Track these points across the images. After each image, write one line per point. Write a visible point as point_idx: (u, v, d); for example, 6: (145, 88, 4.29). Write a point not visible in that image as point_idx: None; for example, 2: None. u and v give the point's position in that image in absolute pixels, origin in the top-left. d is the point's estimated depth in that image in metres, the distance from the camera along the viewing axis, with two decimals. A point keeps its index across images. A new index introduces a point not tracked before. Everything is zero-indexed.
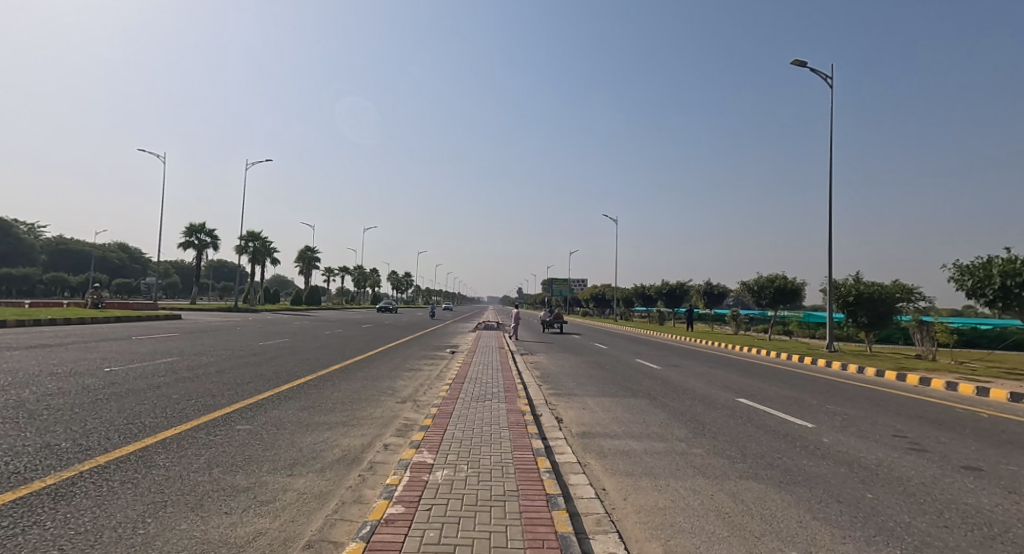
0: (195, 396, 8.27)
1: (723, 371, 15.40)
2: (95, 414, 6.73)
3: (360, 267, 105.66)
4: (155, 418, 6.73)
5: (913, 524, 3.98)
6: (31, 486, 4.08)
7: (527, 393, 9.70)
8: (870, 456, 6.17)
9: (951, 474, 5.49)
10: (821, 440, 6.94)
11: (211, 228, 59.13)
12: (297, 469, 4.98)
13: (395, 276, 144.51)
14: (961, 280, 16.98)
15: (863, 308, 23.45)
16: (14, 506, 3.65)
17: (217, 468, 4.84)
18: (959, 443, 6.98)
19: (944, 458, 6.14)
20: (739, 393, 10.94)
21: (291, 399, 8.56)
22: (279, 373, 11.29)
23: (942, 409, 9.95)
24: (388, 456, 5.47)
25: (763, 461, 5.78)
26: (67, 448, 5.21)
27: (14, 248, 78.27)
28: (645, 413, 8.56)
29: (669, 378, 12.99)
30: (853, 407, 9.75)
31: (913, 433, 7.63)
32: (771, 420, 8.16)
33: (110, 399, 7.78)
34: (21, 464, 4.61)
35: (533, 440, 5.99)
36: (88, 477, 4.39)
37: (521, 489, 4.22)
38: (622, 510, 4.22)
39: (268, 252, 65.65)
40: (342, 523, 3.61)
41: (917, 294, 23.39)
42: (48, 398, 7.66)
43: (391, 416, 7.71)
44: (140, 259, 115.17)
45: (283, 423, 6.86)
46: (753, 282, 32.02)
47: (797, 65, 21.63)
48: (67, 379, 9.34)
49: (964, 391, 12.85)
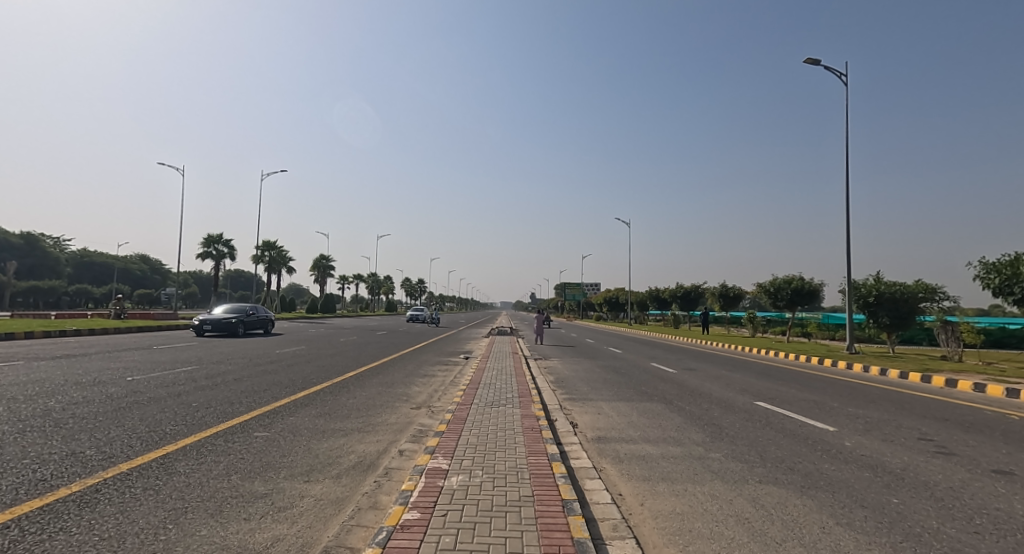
0: (214, 404, 8.36)
1: (741, 374, 15.18)
2: (119, 422, 6.87)
3: (372, 275, 106.70)
4: (176, 426, 6.86)
5: (942, 529, 3.88)
6: (57, 493, 4.17)
7: (541, 399, 9.65)
8: (895, 460, 6.02)
9: (980, 477, 5.34)
10: (843, 443, 6.82)
11: (229, 239, 60.25)
12: (313, 475, 5.02)
13: (410, 284, 146.26)
14: (988, 279, 16.59)
15: (884, 309, 23.00)
16: (41, 512, 3.73)
17: (236, 475, 4.90)
18: (990, 447, 6.79)
19: (974, 462, 5.97)
20: (757, 397, 10.78)
21: (308, 405, 8.65)
22: (296, 381, 11.44)
23: (969, 411, 9.71)
24: (403, 462, 5.47)
25: (783, 465, 5.69)
26: (93, 455, 5.34)
27: (42, 261, 80.59)
28: (662, 417, 8.47)
29: (686, 382, 12.87)
30: (876, 410, 9.54)
31: (940, 436, 7.45)
32: (791, 425, 7.99)
33: (132, 407, 7.91)
34: (49, 471, 4.73)
35: (547, 445, 5.96)
36: (111, 484, 4.47)
37: (536, 494, 4.20)
38: (638, 515, 4.18)
39: (285, 261, 66.42)
40: (358, 529, 3.62)
41: (941, 294, 22.83)
42: (73, 406, 7.86)
43: (406, 422, 7.73)
44: (162, 271, 117.96)
45: (300, 431, 6.91)
46: (769, 284, 31.60)
47: (811, 64, 21.54)
48: (90, 388, 9.53)
49: (993, 392, 12.52)
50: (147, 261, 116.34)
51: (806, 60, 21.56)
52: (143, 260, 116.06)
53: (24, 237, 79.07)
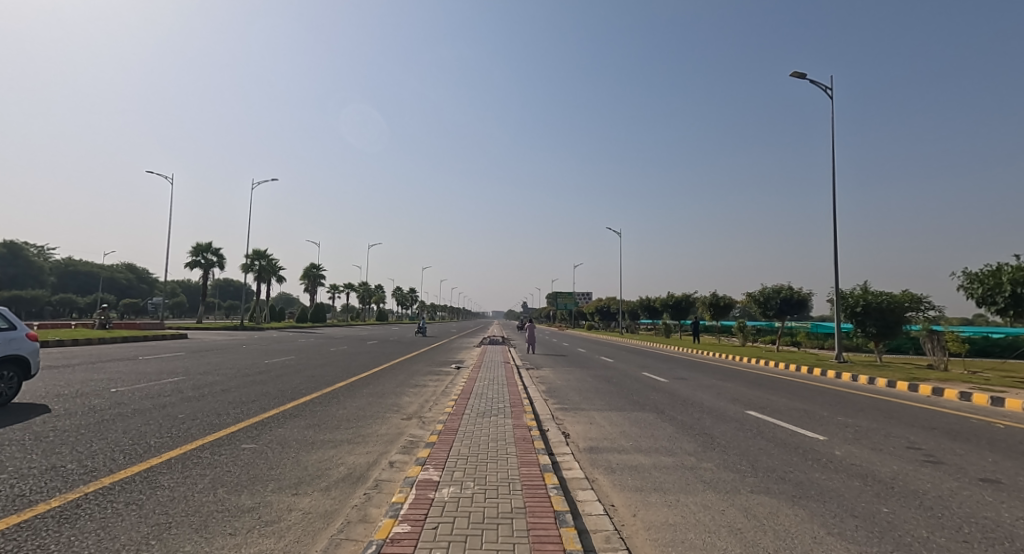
0: (200, 416, 8.24)
1: (732, 383, 15.22)
2: (101, 435, 6.74)
3: (364, 283, 105.13)
4: (162, 438, 6.75)
5: (932, 538, 3.89)
6: (36, 509, 4.07)
7: (533, 409, 9.56)
8: (884, 469, 6.05)
9: (969, 486, 5.37)
10: (833, 453, 6.85)
11: (217, 248, 59.69)
12: (302, 488, 4.95)
13: (402, 292, 145.92)
14: (971, 288, 16.80)
15: (870, 318, 23.20)
16: (19, 529, 3.64)
17: (222, 489, 4.82)
18: (976, 455, 6.83)
19: (962, 471, 6.01)
20: (748, 406, 10.80)
21: (296, 417, 8.55)
22: (285, 391, 11.28)
23: (956, 420, 9.82)
24: (393, 473, 5.43)
25: (775, 475, 5.69)
26: (74, 468, 5.23)
27: (25, 270, 79.36)
28: (653, 427, 8.44)
29: (677, 392, 12.88)
30: (865, 419, 9.59)
31: (928, 445, 7.50)
32: (782, 434, 8.00)
33: (116, 420, 7.76)
34: (28, 486, 4.61)
35: (539, 456, 5.93)
36: (93, 499, 4.37)
37: (529, 505, 4.16)
38: (631, 526, 4.15)
39: (273, 269, 65.92)
40: (347, 543, 3.56)
41: (927, 303, 23.04)
42: (54, 419, 7.66)
43: (396, 433, 7.65)
44: (149, 280, 116.72)
45: (288, 442, 6.85)
46: (758, 294, 31.89)
47: (797, 77, 21.84)
48: (73, 400, 9.34)
49: (979, 401, 12.63)
50: (135, 271, 115.51)
51: (793, 73, 21.84)
52: (129, 270, 114.43)
53: (8, 246, 78.00)
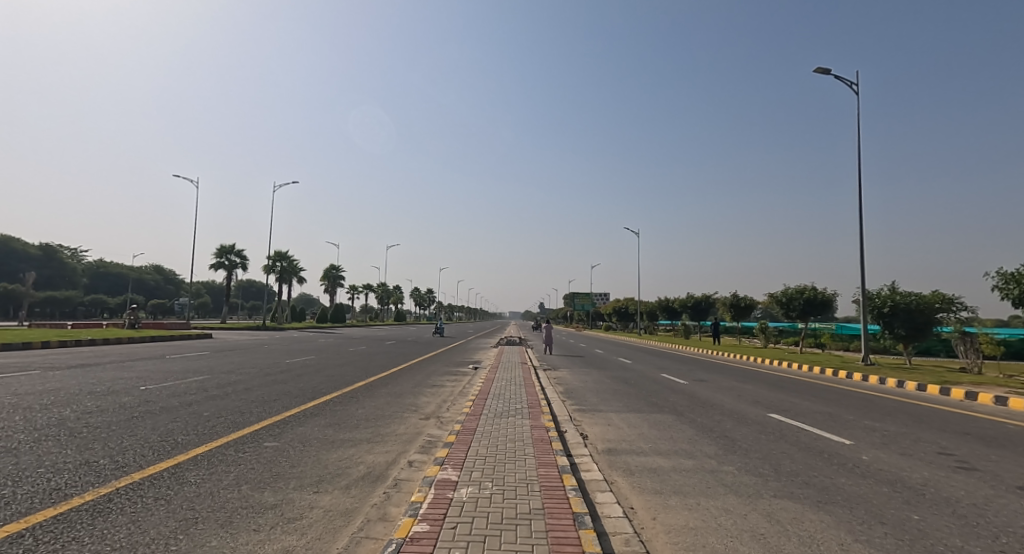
0: (225, 414, 8.38)
1: (754, 385, 14.95)
2: (131, 431, 6.92)
3: (382, 284, 106.00)
4: (188, 435, 6.89)
5: (966, 548, 3.75)
6: (70, 502, 4.17)
7: (551, 410, 9.51)
8: (914, 475, 5.86)
9: (1004, 494, 5.18)
10: (859, 457, 6.67)
11: (241, 249, 61.03)
12: (322, 486, 5.00)
13: (420, 293, 146.90)
14: (1006, 289, 16.23)
15: (899, 319, 22.60)
16: (55, 522, 3.73)
17: (246, 485, 4.89)
18: (1012, 462, 6.59)
19: (997, 478, 5.79)
20: (770, 409, 10.60)
21: (317, 415, 8.64)
22: (305, 391, 11.40)
23: (989, 425, 9.49)
24: (412, 473, 5.45)
25: (798, 479, 5.57)
26: (105, 464, 5.36)
27: (59, 271, 81.88)
28: (673, 429, 8.33)
29: (697, 393, 12.71)
30: (893, 423, 9.32)
31: (960, 450, 7.25)
32: (805, 437, 7.82)
33: (144, 417, 7.95)
34: (62, 480, 4.73)
35: (558, 457, 5.90)
36: (123, 493, 4.47)
37: (547, 506, 4.14)
38: (651, 529, 4.09)
39: (295, 270, 67.03)
40: (367, 541, 3.58)
41: (958, 304, 22.33)
42: (86, 416, 7.88)
43: (414, 433, 7.68)
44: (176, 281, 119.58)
45: (309, 440, 6.93)
46: (781, 294, 31.31)
47: (821, 73, 21.39)
48: (103, 397, 9.58)
49: (1015, 405, 12.18)
50: (162, 272, 118.52)
51: (816, 69, 21.40)
52: (157, 271, 117.40)
53: (42, 248, 80.68)
